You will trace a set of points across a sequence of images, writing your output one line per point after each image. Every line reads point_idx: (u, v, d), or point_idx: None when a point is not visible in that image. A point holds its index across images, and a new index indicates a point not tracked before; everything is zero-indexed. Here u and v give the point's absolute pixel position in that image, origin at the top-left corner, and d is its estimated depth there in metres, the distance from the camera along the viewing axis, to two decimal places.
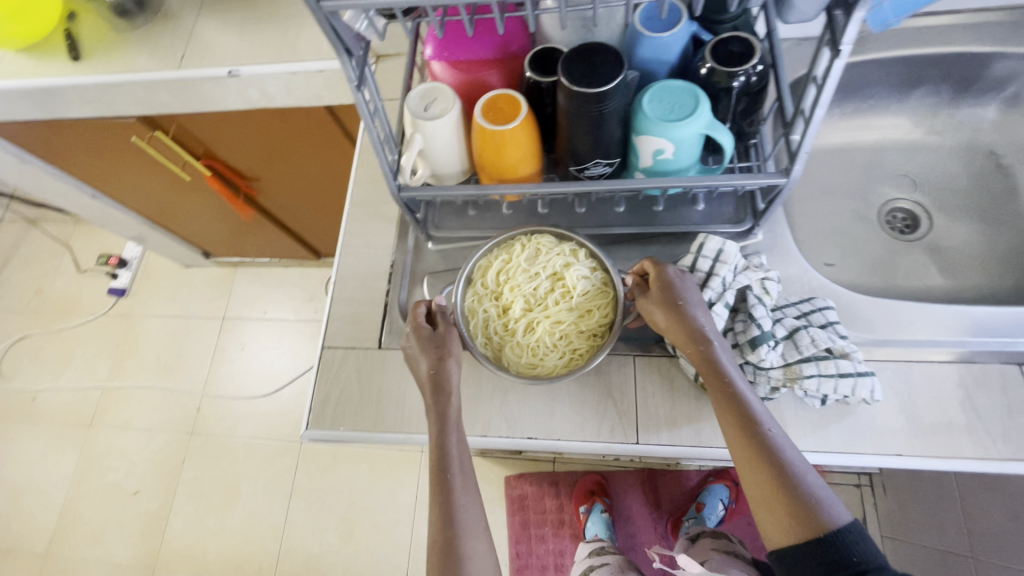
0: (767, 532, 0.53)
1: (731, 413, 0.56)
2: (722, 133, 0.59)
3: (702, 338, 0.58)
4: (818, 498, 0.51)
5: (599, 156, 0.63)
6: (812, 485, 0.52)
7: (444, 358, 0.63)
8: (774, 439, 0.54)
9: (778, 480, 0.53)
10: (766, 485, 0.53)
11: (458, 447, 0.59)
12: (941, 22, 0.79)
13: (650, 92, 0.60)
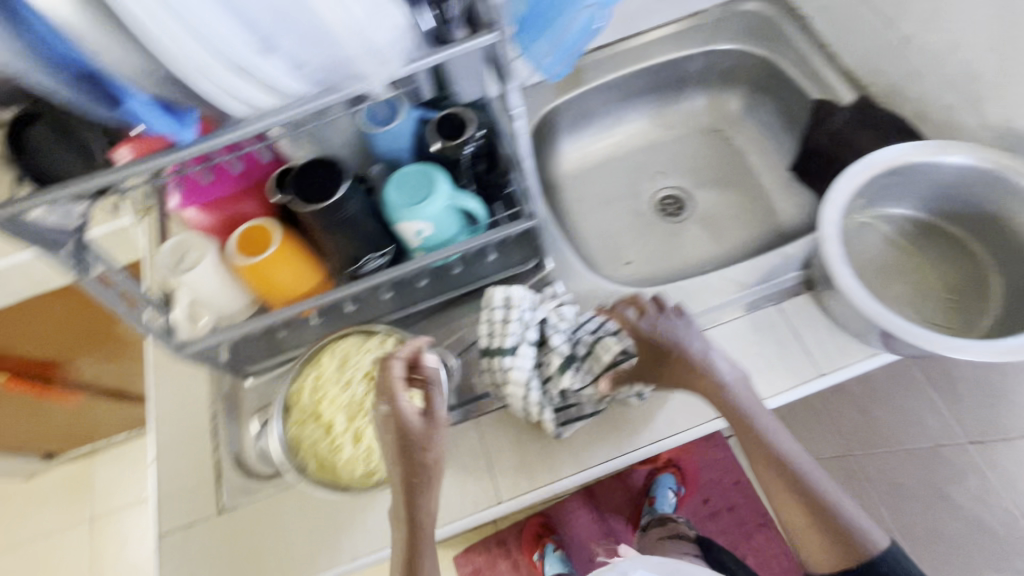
0: (818, 566, 0.56)
1: (771, 460, 0.58)
2: (467, 200, 0.63)
3: (701, 373, 0.60)
4: (853, 524, 0.55)
5: (372, 251, 0.64)
6: (846, 510, 0.56)
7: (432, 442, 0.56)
8: (805, 473, 0.57)
9: (819, 525, 0.55)
10: (806, 523, 0.56)
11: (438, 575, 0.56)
12: (632, 44, 0.94)
13: (391, 184, 0.63)
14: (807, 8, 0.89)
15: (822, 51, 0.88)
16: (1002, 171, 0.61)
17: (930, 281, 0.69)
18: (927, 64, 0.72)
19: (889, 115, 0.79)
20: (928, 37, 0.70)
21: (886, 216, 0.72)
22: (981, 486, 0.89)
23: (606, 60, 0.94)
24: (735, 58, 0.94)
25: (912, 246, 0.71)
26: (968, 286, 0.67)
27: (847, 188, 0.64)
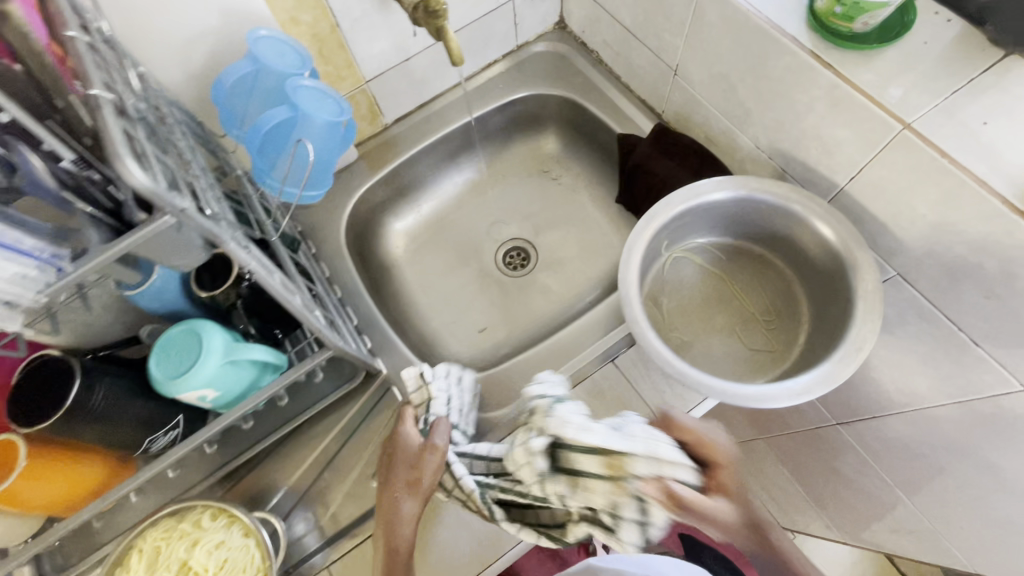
0: None
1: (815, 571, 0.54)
2: (248, 351, 0.57)
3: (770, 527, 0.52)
4: None
5: (154, 431, 0.57)
6: None
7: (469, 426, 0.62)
8: None
9: None
10: None
11: None
12: (435, 106, 0.90)
13: (154, 354, 0.55)
14: (594, 42, 0.88)
15: (618, 82, 0.88)
16: (776, 199, 0.63)
17: (746, 306, 0.71)
18: (701, 92, 0.72)
19: (685, 140, 0.79)
20: (692, 68, 0.71)
21: (694, 248, 0.73)
22: (860, 463, 0.90)
23: (412, 128, 0.89)
24: (540, 100, 0.92)
25: (725, 273, 0.73)
26: (780, 304, 0.70)
27: (639, 245, 0.63)
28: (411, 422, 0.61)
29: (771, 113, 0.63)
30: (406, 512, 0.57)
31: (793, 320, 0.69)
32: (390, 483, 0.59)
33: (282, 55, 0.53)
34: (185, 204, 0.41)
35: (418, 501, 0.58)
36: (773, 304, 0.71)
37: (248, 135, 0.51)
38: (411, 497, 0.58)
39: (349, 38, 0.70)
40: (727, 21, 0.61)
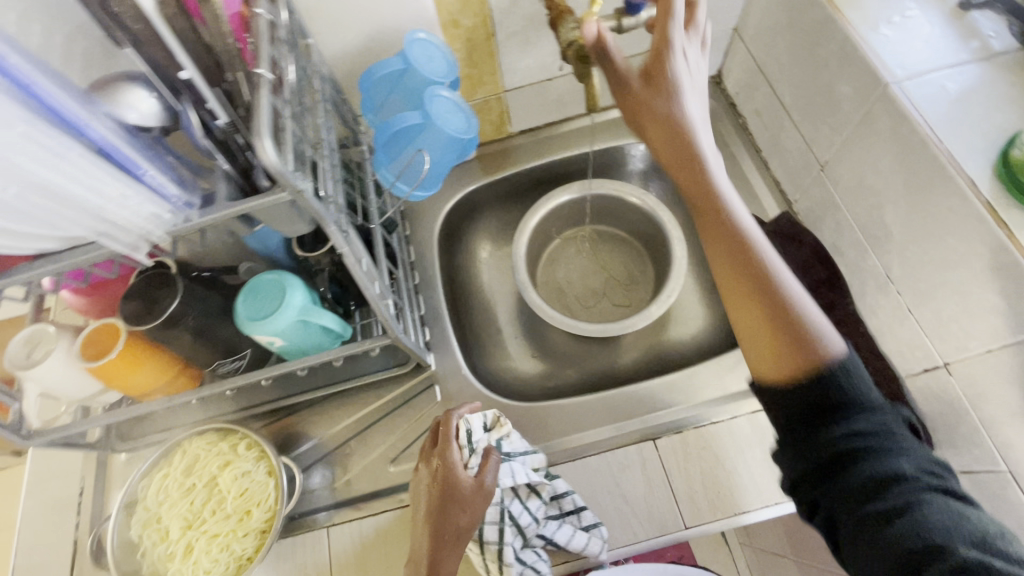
0: (755, 366, 0.49)
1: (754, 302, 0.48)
2: (318, 314, 0.61)
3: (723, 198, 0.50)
4: (815, 327, 0.47)
5: (223, 355, 0.64)
6: (802, 303, 0.48)
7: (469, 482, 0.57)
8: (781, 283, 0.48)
9: (764, 299, 0.48)
10: (754, 308, 0.48)
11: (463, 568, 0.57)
12: (563, 128, 0.89)
13: (244, 291, 0.61)
14: (745, 107, 0.83)
15: (757, 156, 0.83)
16: (626, 195, 0.84)
17: (614, 272, 0.91)
18: (844, 196, 0.66)
19: (809, 239, 0.73)
20: (841, 170, 0.65)
21: (580, 235, 0.92)
22: None
23: (534, 143, 0.89)
24: None
25: (603, 256, 0.92)
26: (659, 269, 0.87)
27: (546, 206, 0.85)
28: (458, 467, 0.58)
29: (916, 248, 0.56)
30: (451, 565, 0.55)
31: (643, 272, 0.89)
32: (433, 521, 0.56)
33: (431, 61, 0.55)
34: (303, 184, 0.44)
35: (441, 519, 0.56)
36: (633, 271, 0.90)
37: (378, 128, 0.54)
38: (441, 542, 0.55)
39: (501, 49, 0.72)
40: (897, 138, 0.55)
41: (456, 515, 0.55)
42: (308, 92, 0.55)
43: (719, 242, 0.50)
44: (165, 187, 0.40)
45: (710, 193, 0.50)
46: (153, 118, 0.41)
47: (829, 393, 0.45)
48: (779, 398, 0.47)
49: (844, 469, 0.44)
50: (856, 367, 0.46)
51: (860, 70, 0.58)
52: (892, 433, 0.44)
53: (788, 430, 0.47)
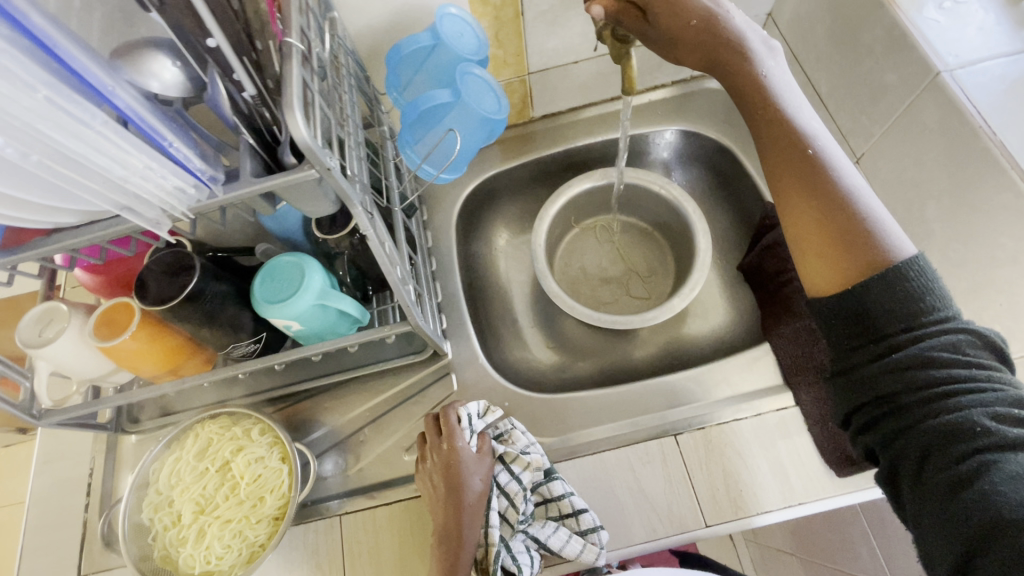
0: (811, 271, 0.46)
1: (777, 131, 0.48)
2: (336, 299, 0.59)
3: (809, 138, 0.47)
4: (876, 229, 0.44)
5: (239, 338, 0.63)
6: (869, 211, 0.44)
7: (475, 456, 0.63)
8: (828, 158, 0.46)
9: (836, 214, 0.45)
10: (808, 206, 0.46)
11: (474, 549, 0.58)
12: (586, 113, 0.87)
13: (261, 273, 0.59)
14: None
15: None
16: (651, 184, 0.82)
17: (633, 263, 0.89)
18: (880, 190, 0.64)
19: None
20: (879, 163, 0.63)
21: (599, 225, 0.90)
22: None
23: (556, 129, 0.87)
24: (694, 140, 0.86)
25: (622, 246, 0.90)
26: (680, 261, 0.85)
27: (566, 194, 0.83)
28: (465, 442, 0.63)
29: (959, 246, 0.54)
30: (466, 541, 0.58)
31: (663, 264, 0.88)
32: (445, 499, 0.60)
33: (460, 37, 0.53)
34: (332, 161, 0.42)
35: (451, 512, 0.59)
36: (652, 263, 0.88)
37: (405, 107, 0.52)
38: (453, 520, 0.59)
39: (528, 29, 0.70)
40: (946, 130, 0.53)
41: (464, 509, 0.60)
42: (334, 67, 0.53)
43: (782, 157, 0.47)
44: (191, 161, 0.38)
45: (784, 125, 0.48)
46: (178, 88, 0.39)
47: (886, 307, 0.42)
48: (831, 321, 0.44)
49: (901, 397, 0.41)
50: (920, 264, 0.42)
51: (908, 57, 0.56)
52: (967, 362, 0.40)
53: (841, 356, 0.45)
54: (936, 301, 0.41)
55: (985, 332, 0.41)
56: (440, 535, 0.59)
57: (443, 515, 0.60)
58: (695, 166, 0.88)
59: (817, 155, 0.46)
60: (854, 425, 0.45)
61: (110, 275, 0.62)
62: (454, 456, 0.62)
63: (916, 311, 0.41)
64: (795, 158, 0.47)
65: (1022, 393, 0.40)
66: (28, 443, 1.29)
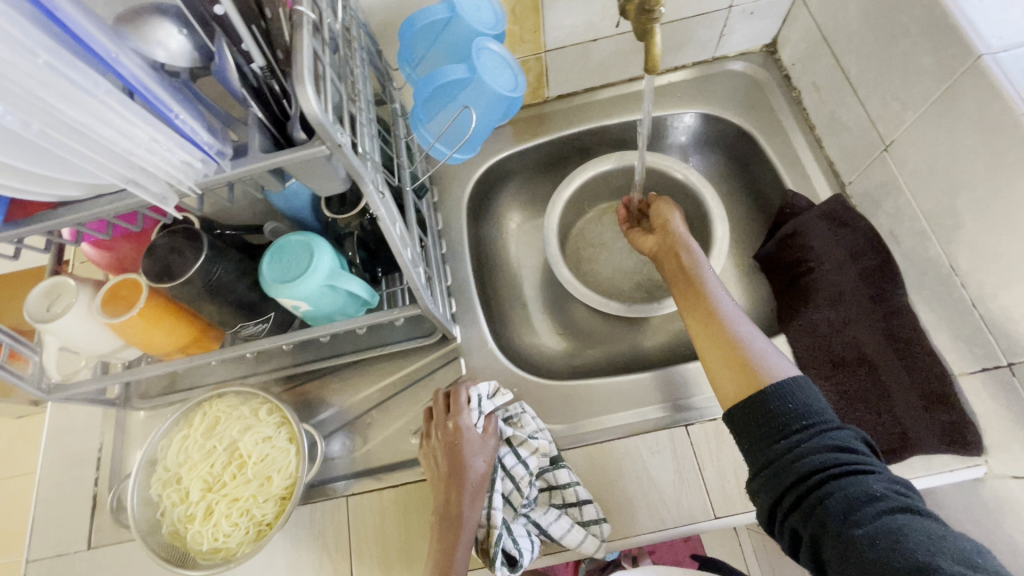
0: (723, 392, 0.54)
1: (679, 279, 0.64)
2: (346, 280, 0.58)
3: (704, 284, 0.61)
4: (764, 357, 0.53)
5: (247, 318, 0.62)
6: (756, 343, 0.54)
7: (480, 433, 0.63)
8: (723, 305, 0.59)
9: (729, 347, 0.54)
10: (708, 339, 0.56)
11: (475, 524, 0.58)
12: (603, 95, 0.84)
13: (269, 252, 0.58)
14: (802, 79, 0.78)
15: (810, 134, 0.78)
16: (668, 169, 0.80)
17: None
18: (910, 179, 0.61)
19: (862, 224, 0.69)
20: (910, 151, 0.60)
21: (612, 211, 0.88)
22: None
23: (572, 109, 0.85)
24: (714, 124, 0.83)
25: None
26: None
27: (580, 178, 0.81)
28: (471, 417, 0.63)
29: (992, 239, 0.52)
30: (467, 517, 0.58)
31: None
32: (449, 472, 0.60)
33: (478, 11, 0.51)
34: (342, 136, 0.40)
35: (455, 490, 0.59)
36: None
37: (419, 82, 0.50)
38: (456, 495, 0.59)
39: (546, 4, 0.67)
40: (984, 117, 0.50)
41: (467, 489, 0.59)
42: (346, 40, 0.51)
43: (688, 298, 0.61)
44: (199, 134, 0.37)
45: (684, 274, 0.64)
46: (183, 57, 0.38)
47: (784, 407, 0.48)
48: (743, 427, 0.50)
49: (808, 481, 0.45)
50: (801, 380, 0.50)
51: (946, 39, 0.53)
52: (852, 449, 0.46)
53: (755, 455, 0.49)
54: (821, 406, 0.49)
55: (857, 428, 0.49)
56: (442, 513, 0.59)
57: (447, 493, 0.59)
58: (714, 151, 0.86)
59: (714, 298, 0.59)
60: (779, 518, 0.47)
61: (116, 250, 0.61)
62: (461, 433, 0.62)
63: (808, 411, 0.48)
64: (701, 304, 0.60)
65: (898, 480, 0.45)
66: (40, 415, 1.31)
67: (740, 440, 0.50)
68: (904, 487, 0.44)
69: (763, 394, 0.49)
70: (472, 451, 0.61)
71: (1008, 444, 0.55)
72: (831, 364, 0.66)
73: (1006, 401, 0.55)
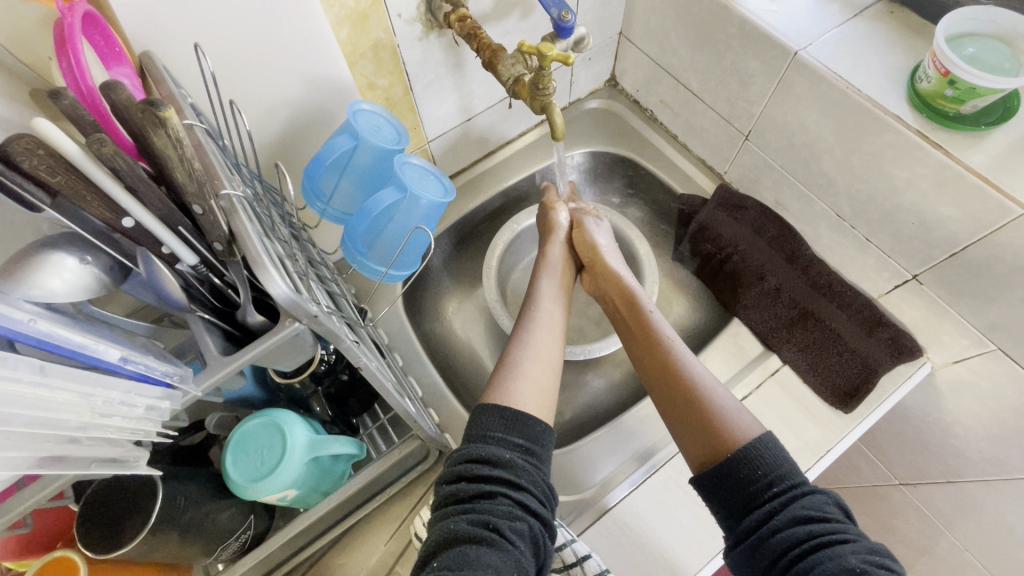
0: (692, 451, 0.53)
1: (632, 334, 0.65)
2: (330, 445, 0.52)
3: (661, 337, 0.62)
4: (729, 415, 0.53)
5: (229, 536, 0.53)
6: (719, 401, 0.54)
7: (551, 315, 0.63)
8: (684, 358, 0.59)
9: (695, 405, 0.55)
10: (671, 395, 0.57)
11: (526, 356, 0.56)
12: (490, 164, 0.87)
13: (230, 449, 0.49)
14: (650, 101, 0.88)
15: (675, 142, 0.88)
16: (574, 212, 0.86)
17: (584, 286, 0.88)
18: (776, 157, 0.72)
19: (751, 203, 0.79)
20: (769, 135, 0.71)
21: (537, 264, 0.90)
22: (923, 522, 0.90)
23: (467, 185, 0.86)
24: (594, 158, 0.90)
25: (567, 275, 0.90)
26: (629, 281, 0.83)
27: (501, 244, 0.82)
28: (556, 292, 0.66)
29: (862, 185, 0.63)
30: (532, 377, 0.54)
31: None
32: (513, 343, 0.58)
33: (378, 129, 0.50)
34: (314, 304, 0.36)
35: (555, 325, 0.61)
36: None
37: (353, 217, 0.49)
38: (531, 361, 0.56)
39: (419, 101, 0.68)
40: (818, 95, 0.61)
41: (534, 354, 0.57)
42: (258, 195, 0.44)
43: (650, 355, 0.61)
44: (154, 368, 0.30)
45: (638, 323, 0.65)
46: (85, 292, 0.31)
47: (755, 476, 0.48)
48: (717, 495, 0.50)
49: (788, 557, 0.44)
50: (769, 444, 0.49)
51: (764, 45, 0.63)
52: (829, 519, 0.45)
53: (732, 527, 0.49)
54: (790, 467, 0.49)
55: (835, 494, 0.49)
56: (490, 381, 0.54)
57: (517, 333, 0.60)
58: (602, 181, 0.92)
59: (678, 355, 0.59)
60: None
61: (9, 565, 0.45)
62: (539, 320, 0.61)
63: (779, 476, 0.48)
64: (666, 361, 0.59)
65: (878, 547, 0.44)
66: None
67: (715, 511, 0.50)
68: (879, 551, 0.43)
69: (733, 459, 0.49)
70: (555, 329, 0.61)
71: (939, 339, 0.65)
72: (785, 327, 0.73)
73: (924, 306, 0.65)
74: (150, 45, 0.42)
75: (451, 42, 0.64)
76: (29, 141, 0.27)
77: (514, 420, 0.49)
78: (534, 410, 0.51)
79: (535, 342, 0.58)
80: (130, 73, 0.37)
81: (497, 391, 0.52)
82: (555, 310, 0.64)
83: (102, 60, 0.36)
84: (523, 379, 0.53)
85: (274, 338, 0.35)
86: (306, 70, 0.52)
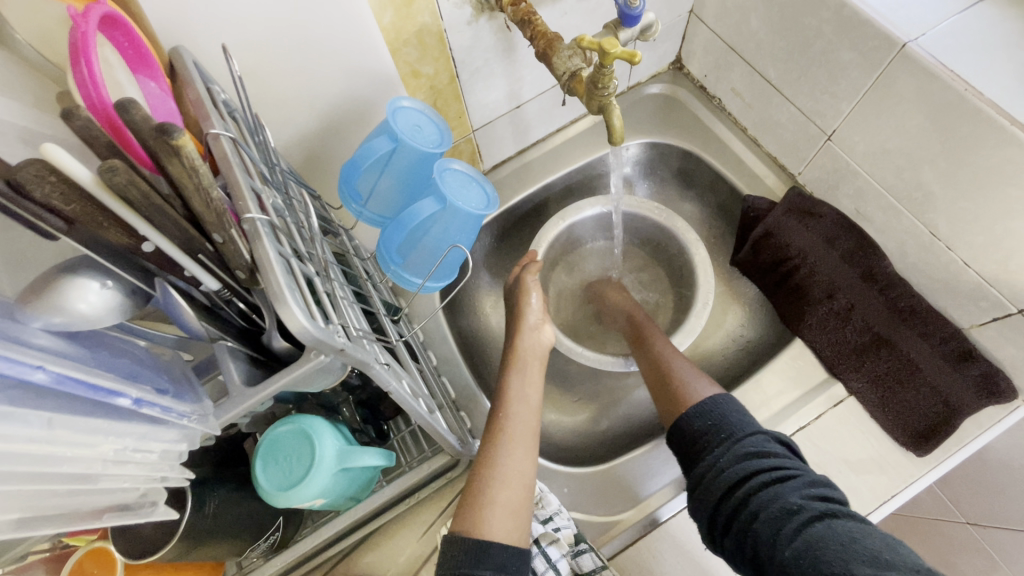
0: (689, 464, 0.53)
1: (641, 355, 0.66)
2: (359, 457, 0.50)
3: (666, 357, 0.63)
4: (721, 424, 0.53)
5: (257, 538, 0.52)
6: (712, 410, 0.54)
7: (529, 412, 0.57)
8: (682, 372, 0.60)
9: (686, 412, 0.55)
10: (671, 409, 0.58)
11: (499, 473, 0.51)
12: (537, 153, 0.81)
13: (260, 456, 0.49)
14: (719, 88, 0.79)
15: (743, 136, 0.79)
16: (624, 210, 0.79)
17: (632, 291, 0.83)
18: (863, 162, 0.63)
19: (826, 210, 0.70)
20: (856, 137, 0.62)
21: (581, 261, 0.85)
22: (992, 567, 0.82)
23: (512, 175, 0.81)
24: (651, 149, 0.83)
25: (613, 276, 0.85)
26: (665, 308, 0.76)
27: (544, 242, 0.77)
28: (531, 387, 0.59)
29: (967, 203, 0.54)
30: (502, 502, 0.50)
31: (659, 282, 0.83)
32: (479, 457, 0.53)
33: (419, 130, 0.46)
34: (342, 335, 0.34)
35: (526, 432, 0.55)
36: (649, 284, 0.84)
37: (390, 228, 0.46)
38: (503, 481, 0.51)
39: (465, 89, 0.63)
40: (925, 96, 0.52)
41: (502, 476, 0.51)
42: (290, 203, 0.42)
43: (653, 375, 0.62)
44: (170, 410, 0.31)
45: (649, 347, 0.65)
46: (106, 316, 0.29)
47: (706, 424, 0.53)
48: (677, 448, 0.55)
49: (737, 491, 0.48)
50: (722, 402, 0.55)
51: (863, 34, 0.55)
52: (773, 454, 0.49)
53: (689, 473, 0.53)
54: (743, 418, 0.53)
55: (778, 433, 0.52)
56: (459, 506, 0.51)
57: (488, 444, 0.54)
58: (659, 175, 0.85)
59: (676, 373, 0.60)
60: (717, 534, 0.49)
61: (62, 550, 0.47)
62: (505, 428, 0.55)
63: (727, 422, 0.53)
64: (666, 377, 0.60)
65: (818, 477, 0.48)
66: None
67: (678, 456, 0.55)
68: (820, 482, 0.47)
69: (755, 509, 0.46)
70: (530, 433, 0.55)
71: None
72: (854, 354, 0.66)
73: None
74: (180, 39, 0.39)
75: (503, 26, 0.58)
76: (41, 167, 0.25)
77: (484, 553, 0.46)
78: (505, 542, 0.47)
79: (505, 462, 0.52)
80: (157, 76, 0.36)
81: (463, 522, 0.49)
82: (532, 407, 0.57)
83: (127, 61, 0.34)
84: (491, 506, 0.49)
85: (272, 383, 0.33)
86: (345, 61, 0.48)
